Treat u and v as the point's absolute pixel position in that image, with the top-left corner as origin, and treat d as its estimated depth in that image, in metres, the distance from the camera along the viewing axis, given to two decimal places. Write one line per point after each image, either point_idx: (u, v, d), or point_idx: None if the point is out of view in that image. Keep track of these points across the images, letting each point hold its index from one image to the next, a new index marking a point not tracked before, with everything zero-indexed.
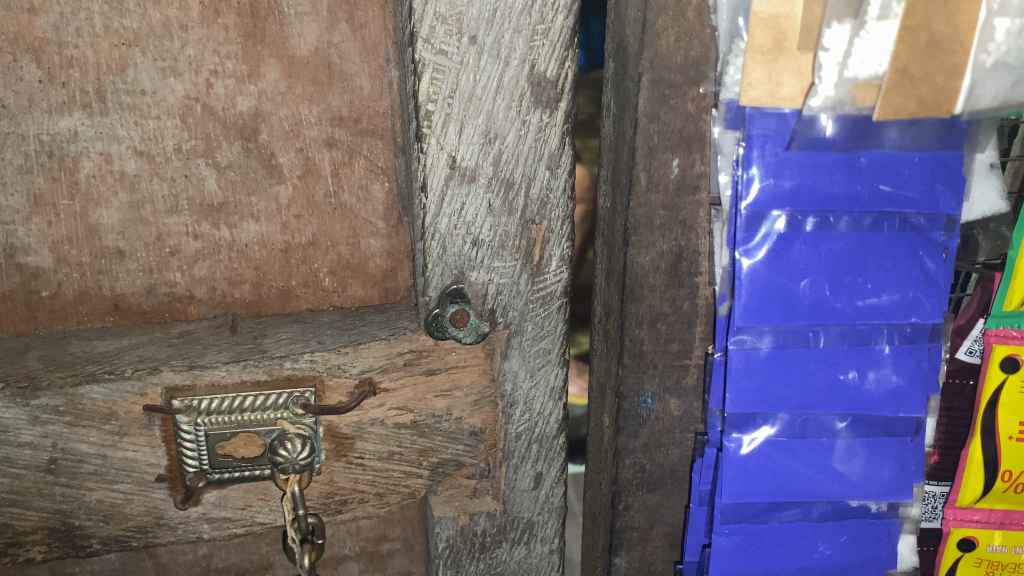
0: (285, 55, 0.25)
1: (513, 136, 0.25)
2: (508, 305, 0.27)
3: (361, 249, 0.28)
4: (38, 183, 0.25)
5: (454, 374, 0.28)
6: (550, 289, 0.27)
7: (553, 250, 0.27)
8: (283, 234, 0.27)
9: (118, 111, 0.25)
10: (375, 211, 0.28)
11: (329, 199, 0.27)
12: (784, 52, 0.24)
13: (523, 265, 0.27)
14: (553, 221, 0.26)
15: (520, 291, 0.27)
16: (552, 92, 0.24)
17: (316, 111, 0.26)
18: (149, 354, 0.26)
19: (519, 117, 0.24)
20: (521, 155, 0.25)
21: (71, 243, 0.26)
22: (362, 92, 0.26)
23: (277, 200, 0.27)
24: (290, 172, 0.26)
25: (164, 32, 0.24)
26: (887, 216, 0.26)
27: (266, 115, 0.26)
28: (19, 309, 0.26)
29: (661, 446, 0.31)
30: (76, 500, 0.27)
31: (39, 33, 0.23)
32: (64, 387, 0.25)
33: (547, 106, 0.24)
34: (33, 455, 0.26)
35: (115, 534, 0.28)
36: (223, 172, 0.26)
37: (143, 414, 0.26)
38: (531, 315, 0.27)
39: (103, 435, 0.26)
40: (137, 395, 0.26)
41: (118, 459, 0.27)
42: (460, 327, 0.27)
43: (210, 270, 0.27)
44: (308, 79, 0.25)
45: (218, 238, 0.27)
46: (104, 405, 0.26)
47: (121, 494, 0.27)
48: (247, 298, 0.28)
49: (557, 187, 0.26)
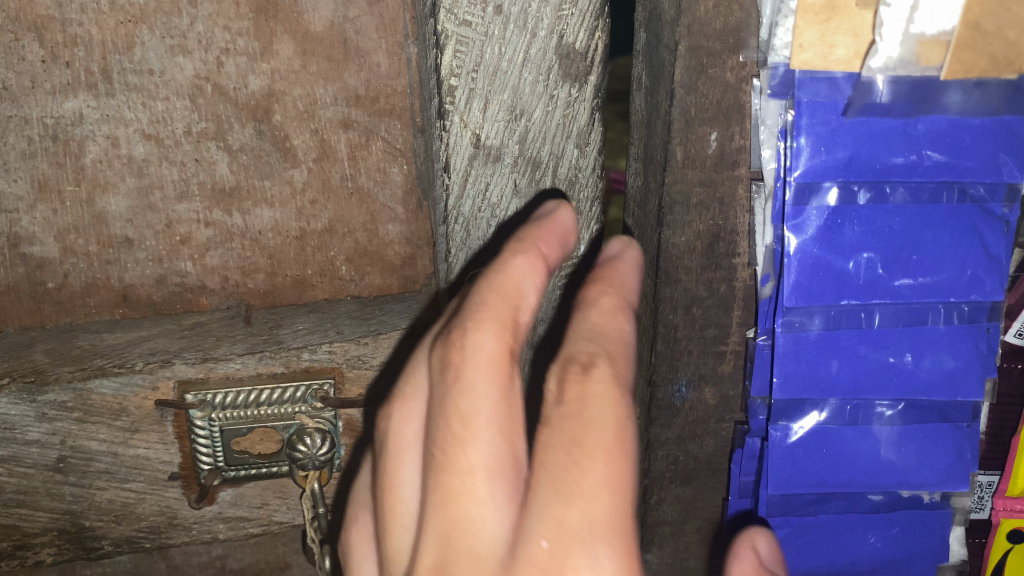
0: (298, 30, 0.24)
1: (540, 112, 0.23)
2: None
3: (379, 236, 0.27)
4: (42, 168, 0.24)
5: None
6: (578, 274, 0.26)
7: (581, 232, 0.26)
8: (298, 220, 0.26)
9: (126, 92, 0.23)
10: (393, 196, 0.26)
11: (345, 183, 0.26)
12: (838, 10, 0.22)
13: None
14: (582, 201, 0.25)
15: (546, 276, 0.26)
16: (582, 65, 0.23)
17: (331, 90, 0.25)
18: (161, 347, 0.26)
19: (547, 91, 0.23)
20: (549, 132, 0.24)
21: (77, 232, 0.25)
22: (379, 69, 0.25)
23: (292, 184, 0.26)
24: (304, 155, 0.25)
25: (172, 8, 0.23)
26: (945, 187, 0.24)
27: (279, 95, 0.24)
28: (24, 302, 0.25)
29: (694, 437, 0.30)
30: (86, 500, 0.26)
31: (41, 10, 0.22)
32: (72, 382, 0.25)
33: (576, 80, 0.23)
34: (42, 453, 0.25)
35: (127, 535, 0.27)
36: (235, 156, 0.25)
37: (154, 409, 0.26)
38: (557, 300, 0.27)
39: (113, 431, 0.26)
40: (148, 389, 0.25)
41: (129, 457, 0.26)
42: None
43: (222, 259, 0.26)
44: (323, 56, 0.24)
45: (231, 225, 0.26)
46: (114, 400, 0.25)
47: (134, 494, 0.27)
48: (261, 288, 0.27)
49: (586, 166, 0.24)
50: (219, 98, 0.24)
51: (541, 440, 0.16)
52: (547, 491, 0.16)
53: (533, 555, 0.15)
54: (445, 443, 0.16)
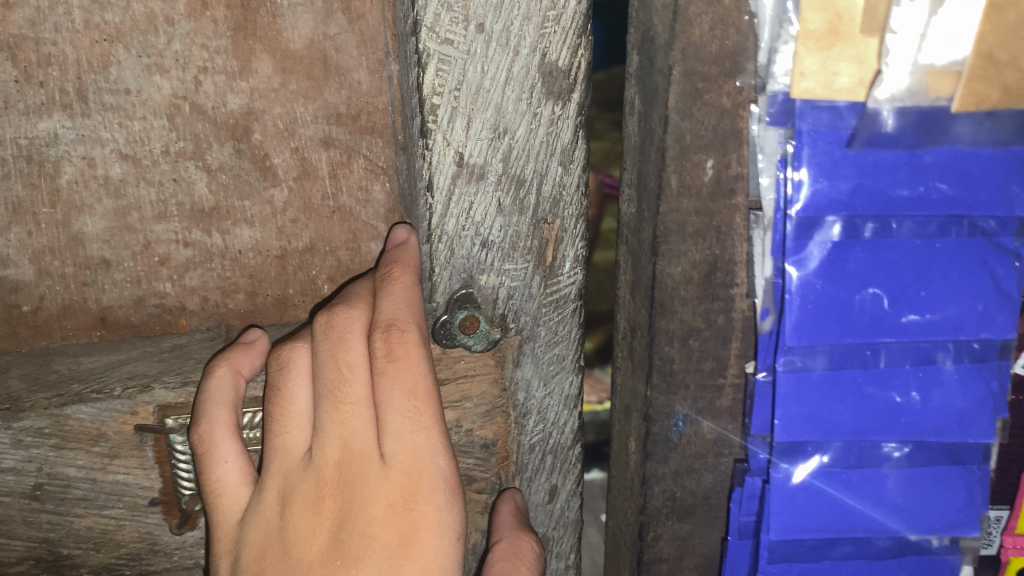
0: (278, 49, 0.24)
1: (523, 130, 0.23)
2: (520, 310, 0.26)
3: (362, 254, 0.27)
4: (16, 190, 0.23)
5: (464, 384, 0.26)
6: (563, 292, 0.26)
7: (566, 250, 0.25)
8: (279, 239, 0.26)
9: (102, 112, 0.23)
10: (376, 213, 0.26)
11: (327, 202, 0.26)
12: (840, 36, 0.23)
13: (535, 267, 0.25)
14: (566, 219, 0.25)
15: (531, 295, 0.25)
16: (564, 83, 0.23)
17: (312, 108, 0.24)
18: (140, 371, 0.25)
19: (530, 110, 0.23)
20: (532, 149, 0.23)
21: (52, 253, 0.24)
22: (360, 87, 0.25)
23: (272, 204, 0.25)
24: (285, 173, 0.25)
25: (149, 26, 0.22)
26: (954, 222, 0.25)
27: (259, 113, 0.24)
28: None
29: (692, 471, 0.31)
30: (63, 528, 0.25)
31: (14, 29, 0.22)
32: (49, 409, 0.23)
33: (559, 99, 0.23)
34: (17, 482, 0.24)
35: (105, 562, 0.26)
36: (214, 175, 0.25)
37: (135, 434, 0.25)
38: (544, 319, 0.26)
39: (92, 457, 0.25)
40: (129, 414, 0.24)
41: (108, 484, 0.25)
42: (469, 335, 0.26)
43: (202, 279, 0.26)
44: (303, 74, 0.24)
45: (211, 245, 0.25)
46: (93, 426, 0.24)
47: (113, 520, 0.26)
48: (242, 308, 0.26)
49: (569, 185, 0.24)
50: (197, 115, 0.24)
51: (383, 389, 0.23)
52: (403, 426, 0.23)
53: (399, 464, 0.23)
54: (335, 388, 0.23)
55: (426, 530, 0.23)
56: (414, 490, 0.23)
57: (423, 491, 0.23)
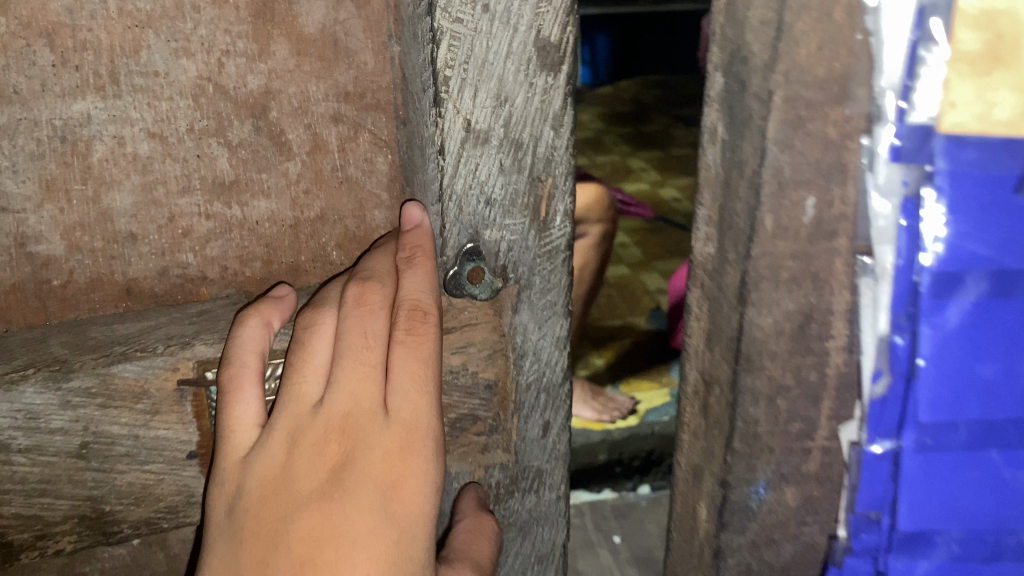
0: (294, 33, 0.25)
1: (522, 98, 0.24)
2: (519, 261, 0.26)
3: (367, 221, 0.28)
4: (50, 169, 0.25)
5: (467, 332, 0.27)
6: (556, 243, 0.26)
7: (559, 206, 0.26)
8: (292, 209, 0.27)
9: (131, 94, 0.24)
10: (379, 183, 0.28)
11: (336, 173, 0.27)
12: (1002, 62, 0.24)
13: (532, 222, 0.26)
14: (558, 177, 0.25)
15: (529, 247, 0.26)
16: (556, 55, 0.23)
17: (323, 87, 0.26)
18: (176, 330, 0.26)
19: (528, 80, 0.23)
20: (531, 116, 0.24)
21: (83, 229, 0.26)
22: (366, 68, 0.26)
23: (287, 176, 0.27)
24: (299, 148, 0.27)
25: (177, 13, 0.24)
26: None
27: (276, 93, 0.26)
28: (31, 299, 0.26)
29: (771, 539, 0.32)
30: (107, 485, 0.27)
31: (52, 16, 0.23)
32: (96, 369, 0.25)
33: (551, 69, 0.24)
34: (64, 440, 0.25)
35: (145, 517, 0.28)
36: (234, 151, 0.26)
37: (175, 390, 0.26)
38: (540, 269, 0.26)
39: (135, 414, 0.26)
40: (170, 370, 0.26)
41: (149, 439, 0.26)
42: (475, 285, 0.26)
43: (222, 249, 0.27)
44: (316, 56, 0.26)
45: (230, 217, 0.27)
46: (136, 383, 0.25)
47: (153, 475, 0.27)
48: (259, 275, 0.28)
49: (561, 145, 0.25)
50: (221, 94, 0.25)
51: (398, 351, 0.24)
52: (410, 386, 0.24)
53: (400, 418, 0.24)
54: (356, 344, 0.25)
55: (412, 482, 0.25)
56: (409, 446, 0.24)
57: (416, 448, 0.25)
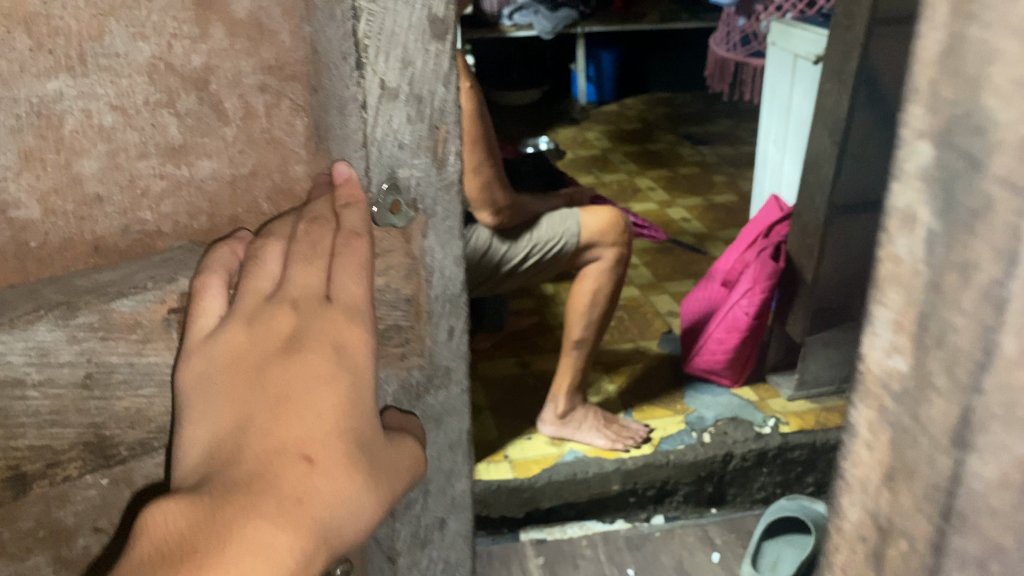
0: (226, 17, 0.44)
1: (419, 61, 0.48)
2: (424, 189, 0.52)
3: (290, 173, 0.50)
4: (28, 140, 0.41)
5: (349, 212, 0.48)
6: (446, 177, 0.53)
7: (449, 150, 0.52)
8: (231, 165, 0.48)
9: (96, 72, 0.42)
10: (297, 142, 0.50)
11: (264, 133, 0.48)
12: None
13: (432, 163, 0.52)
14: (448, 129, 0.51)
15: (431, 180, 0.52)
16: (439, 31, 0.48)
17: (253, 63, 0.46)
18: (160, 274, 0.46)
19: (423, 48, 0.48)
20: (425, 76, 0.49)
21: (57, 192, 0.43)
22: (284, 45, 0.47)
23: (225, 138, 0.47)
24: (234, 114, 0.46)
25: (133, 4, 0.41)
26: None
27: (214, 68, 0.45)
28: (14, 258, 0.43)
29: None
30: (105, 407, 0.46)
31: (29, 9, 0.39)
32: (102, 304, 0.44)
33: (439, 41, 0.48)
34: (73, 373, 0.44)
35: (138, 433, 0.49)
36: (183, 117, 0.45)
37: (162, 319, 0.47)
38: (438, 194, 0.53)
39: (131, 343, 0.46)
40: (159, 303, 0.46)
41: (142, 365, 0.47)
42: (396, 213, 0.52)
43: (173, 203, 0.47)
44: (246, 35, 0.45)
45: (180, 174, 0.46)
46: (132, 315, 0.45)
47: (144, 397, 0.48)
48: (205, 224, 0.48)
49: (447, 105, 0.51)
50: (169, 71, 0.43)
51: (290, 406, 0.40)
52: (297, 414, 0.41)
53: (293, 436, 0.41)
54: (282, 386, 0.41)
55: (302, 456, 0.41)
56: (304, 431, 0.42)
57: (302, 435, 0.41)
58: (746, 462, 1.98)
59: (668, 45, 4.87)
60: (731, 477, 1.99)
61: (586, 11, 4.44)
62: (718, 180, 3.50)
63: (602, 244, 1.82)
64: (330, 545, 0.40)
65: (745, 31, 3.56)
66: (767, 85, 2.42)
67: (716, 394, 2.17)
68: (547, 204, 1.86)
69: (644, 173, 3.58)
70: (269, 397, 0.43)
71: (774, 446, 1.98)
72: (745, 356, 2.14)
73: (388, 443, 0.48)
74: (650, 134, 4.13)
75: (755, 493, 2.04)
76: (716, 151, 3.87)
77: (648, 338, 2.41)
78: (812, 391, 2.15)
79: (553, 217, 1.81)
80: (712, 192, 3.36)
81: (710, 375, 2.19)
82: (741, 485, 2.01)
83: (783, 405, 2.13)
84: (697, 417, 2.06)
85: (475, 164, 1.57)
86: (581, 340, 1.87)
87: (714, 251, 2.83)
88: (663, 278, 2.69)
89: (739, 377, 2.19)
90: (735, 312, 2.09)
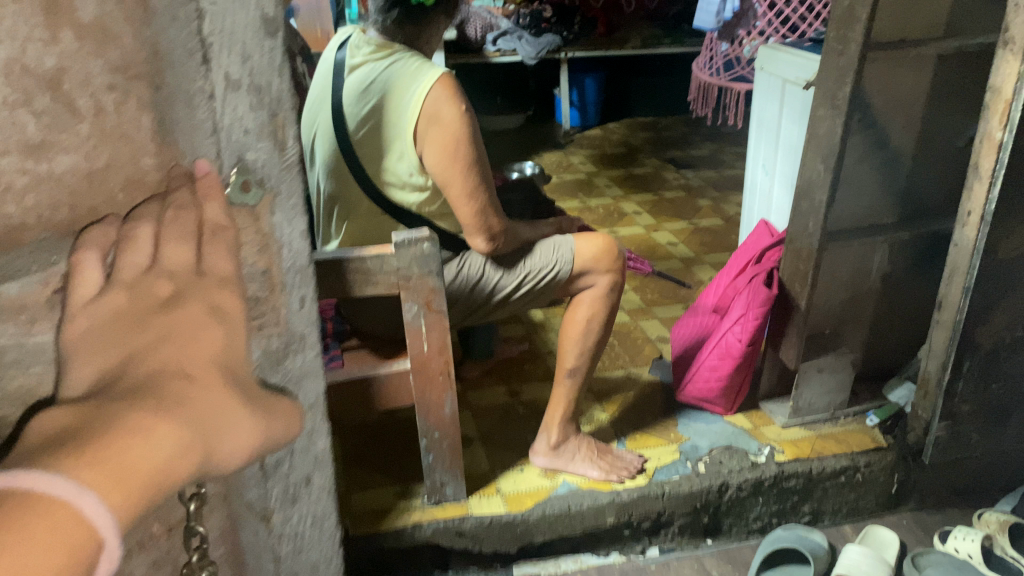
0: (73, 16, 0.67)
1: (259, 55, 0.80)
2: (273, 169, 0.86)
3: (141, 166, 0.77)
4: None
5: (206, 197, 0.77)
6: (290, 156, 0.87)
7: (290, 130, 0.86)
8: (85, 161, 0.72)
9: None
10: (145, 140, 0.76)
11: (113, 132, 0.73)
12: None
13: (278, 147, 0.85)
14: (284, 110, 0.85)
15: (276, 160, 0.85)
16: (273, 23, 0.80)
17: (99, 67, 0.70)
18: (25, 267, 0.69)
19: (263, 47, 0.80)
20: (265, 67, 0.82)
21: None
22: (127, 48, 0.72)
23: (78, 134, 0.71)
24: (86, 113, 0.71)
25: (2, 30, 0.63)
26: None
27: (66, 69, 0.68)
28: None
29: None
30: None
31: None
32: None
33: (272, 33, 0.81)
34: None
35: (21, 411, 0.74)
36: (39, 119, 0.68)
37: (42, 298, 0.71)
38: (284, 174, 0.87)
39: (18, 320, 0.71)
40: (40, 283, 0.71)
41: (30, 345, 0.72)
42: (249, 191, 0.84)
43: (36, 198, 0.70)
44: (89, 39, 0.69)
45: (38, 168, 0.69)
46: (16, 295, 0.70)
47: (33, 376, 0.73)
48: (65, 217, 0.72)
49: (283, 89, 0.84)
50: (24, 73, 0.66)
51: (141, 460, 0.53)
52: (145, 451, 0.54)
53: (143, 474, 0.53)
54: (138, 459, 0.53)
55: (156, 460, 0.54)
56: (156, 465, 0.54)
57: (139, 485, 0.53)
58: (742, 492, 1.89)
59: (651, 72, 4.91)
60: (726, 507, 1.91)
61: (569, 37, 4.45)
62: (704, 204, 3.50)
63: (595, 271, 1.67)
64: (206, 456, 0.59)
65: (727, 56, 3.55)
66: (755, 109, 2.42)
67: (709, 422, 2.05)
68: (538, 229, 1.75)
69: (629, 198, 3.57)
70: (130, 381, 0.58)
71: (770, 475, 1.89)
72: (740, 384, 2.00)
73: (257, 393, 0.67)
74: (635, 159, 4.12)
75: (752, 522, 1.96)
76: (700, 175, 3.87)
77: (638, 365, 2.32)
78: (807, 419, 2.03)
79: (546, 245, 1.68)
80: (698, 217, 3.36)
81: (702, 403, 2.06)
82: (737, 515, 1.94)
83: (778, 433, 2.01)
84: (691, 446, 1.96)
85: (473, 187, 1.47)
86: (572, 370, 1.71)
87: (703, 278, 2.81)
88: (652, 304, 2.64)
89: (733, 406, 2.06)
90: (729, 339, 1.94)
